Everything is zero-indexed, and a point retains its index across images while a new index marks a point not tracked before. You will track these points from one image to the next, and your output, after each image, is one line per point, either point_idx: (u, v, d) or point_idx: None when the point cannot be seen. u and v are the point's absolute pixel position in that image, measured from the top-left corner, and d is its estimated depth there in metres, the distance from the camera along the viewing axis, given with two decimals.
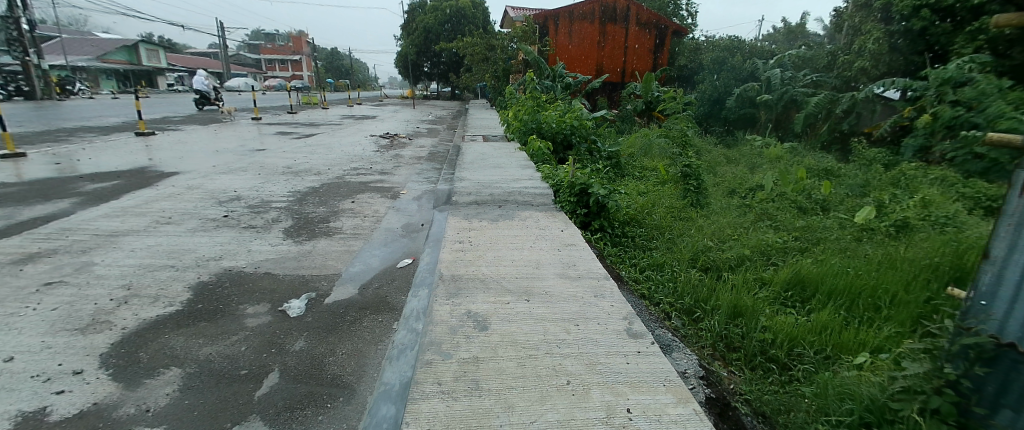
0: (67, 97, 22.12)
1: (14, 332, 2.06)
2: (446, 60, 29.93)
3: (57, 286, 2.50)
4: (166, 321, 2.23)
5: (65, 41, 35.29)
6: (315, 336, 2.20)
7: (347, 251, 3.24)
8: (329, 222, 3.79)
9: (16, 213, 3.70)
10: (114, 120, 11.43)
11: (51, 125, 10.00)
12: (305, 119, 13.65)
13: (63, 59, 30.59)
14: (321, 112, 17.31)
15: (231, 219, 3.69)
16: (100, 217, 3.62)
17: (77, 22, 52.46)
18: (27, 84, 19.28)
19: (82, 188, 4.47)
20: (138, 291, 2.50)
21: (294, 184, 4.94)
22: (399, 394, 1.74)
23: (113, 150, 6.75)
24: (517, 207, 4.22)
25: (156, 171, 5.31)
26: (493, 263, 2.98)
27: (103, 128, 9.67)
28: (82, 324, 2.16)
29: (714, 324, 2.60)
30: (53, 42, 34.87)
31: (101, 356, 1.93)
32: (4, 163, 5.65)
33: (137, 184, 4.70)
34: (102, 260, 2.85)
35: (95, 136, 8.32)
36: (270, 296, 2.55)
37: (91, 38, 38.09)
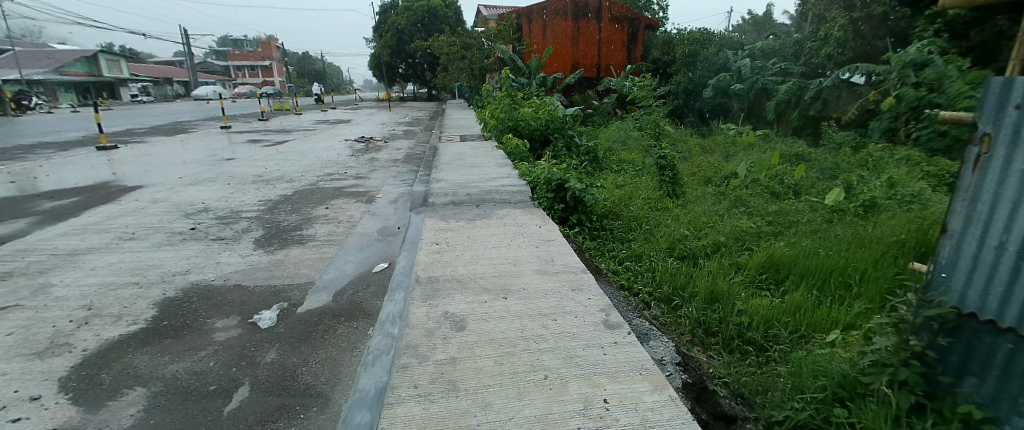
0: (22, 112, 21.15)
1: None
2: (422, 60, 30.11)
3: (12, 310, 2.38)
4: (129, 340, 2.14)
5: (20, 55, 33.75)
6: (287, 347, 2.15)
7: (320, 258, 3.18)
8: (302, 230, 3.71)
9: None
10: (75, 135, 10.97)
11: (4, 143, 9.52)
12: (278, 127, 13.36)
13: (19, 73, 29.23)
14: (295, 118, 16.98)
15: (199, 232, 3.58)
16: (58, 237, 3.46)
17: (30, 34, 50.19)
18: None
19: (38, 207, 4.26)
20: (100, 310, 2.40)
21: (266, 193, 4.82)
22: (374, 400, 1.73)
23: (73, 166, 6.47)
24: (495, 206, 4.21)
25: (120, 186, 5.11)
26: (470, 263, 2.96)
27: (62, 143, 9.26)
28: (39, 347, 2.07)
29: (692, 310, 2.63)
30: (7, 56, 33.28)
31: (59, 380, 1.85)
32: None
33: (98, 200, 4.50)
34: (61, 281, 2.73)
35: (54, 152, 7.97)
36: (239, 308, 2.48)
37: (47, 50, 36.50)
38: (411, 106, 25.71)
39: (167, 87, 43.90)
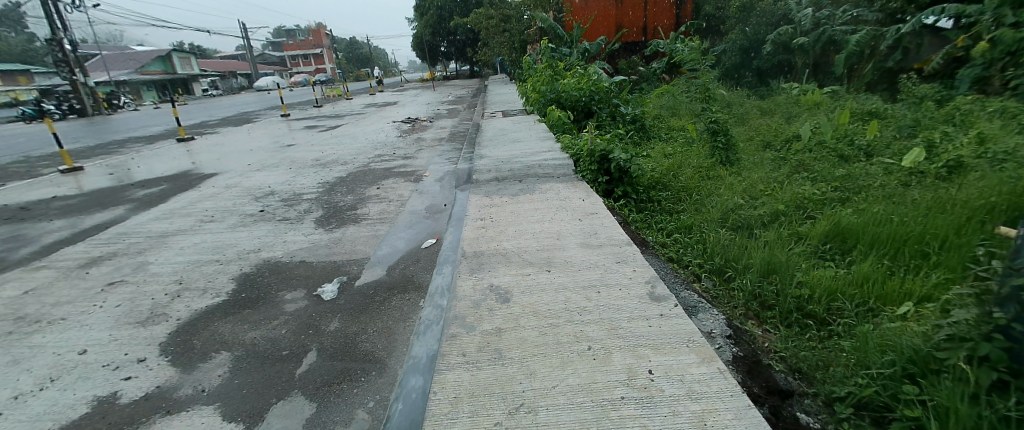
0: (114, 111, 23.71)
1: (87, 327, 2.32)
2: (463, 37, 30.01)
3: (119, 285, 2.77)
4: (215, 311, 2.43)
5: (109, 59, 37.59)
6: (348, 317, 2.33)
7: (374, 235, 3.37)
8: (357, 210, 3.93)
9: (80, 222, 4.06)
10: (159, 130, 12.18)
11: (103, 139, 10.78)
12: (331, 112, 14.00)
13: (109, 75, 32.62)
14: (346, 103, 17.69)
15: (267, 213, 3.91)
16: (152, 221, 3.91)
17: (115, 39, 55.61)
18: (78, 102, 20.75)
19: (134, 195, 4.83)
20: (189, 284, 2.73)
21: (324, 175, 5.13)
22: (426, 366, 1.86)
23: (159, 157, 7.21)
24: (538, 181, 4.20)
25: (198, 174, 5.65)
26: (514, 237, 3.01)
27: (149, 137, 10.34)
28: (142, 317, 2.40)
29: (746, 283, 2.52)
30: (100, 61, 37.24)
31: (160, 345, 2.14)
32: (68, 177, 6.17)
33: (181, 187, 5.02)
34: (156, 259, 3.12)
35: (143, 145, 8.92)
36: (305, 282, 2.71)
37: (130, 53, 40.32)
38: (454, 84, 25.88)
39: (232, 80, 47.21)
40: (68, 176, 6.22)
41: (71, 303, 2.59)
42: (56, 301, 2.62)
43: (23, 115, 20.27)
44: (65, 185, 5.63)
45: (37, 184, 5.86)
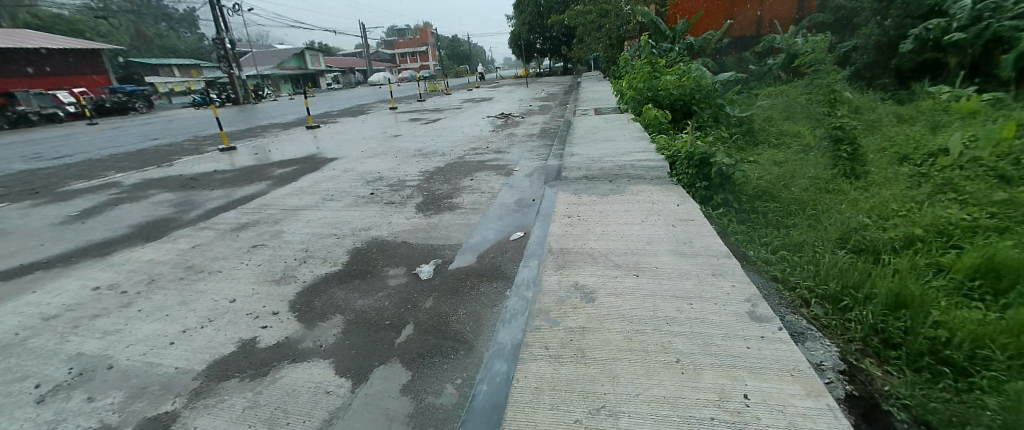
0: (259, 100, 27.97)
1: (238, 280, 2.81)
2: (559, 33, 29.98)
3: (261, 248, 3.29)
4: (332, 278, 2.78)
5: (257, 56, 44.34)
6: (441, 297, 2.52)
7: (466, 223, 3.57)
8: (452, 198, 4.18)
9: (234, 192, 4.90)
10: (292, 118, 14.13)
11: (251, 124, 12.81)
12: (431, 106, 15.00)
13: (256, 70, 38.50)
14: (445, 98, 18.81)
15: (376, 196, 4.34)
16: (285, 196, 4.58)
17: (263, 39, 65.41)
18: (234, 92, 24.87)
19: (273, 173, 5.69)
20: (312, 253, 3.15)
21: (424, 165, 5.54)
22: (510, 353, 1.95)
23: (291, 142, 8.38)
24: (629, 181, 4.08)
25: (321, 158, 6.46)
26: (601, 238, 2.97)
27: (284, 124, 12.04)
28: (277, 277, 2.83)
29: (866, 314, 2.19)
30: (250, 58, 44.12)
31: (290, 302, 2.52)
32: (226, 155, 7.45)
33: (308, 169, 5.78)
34: (288, 229, 3.64)
35: (280, 131, 10.43)
36: (405, 261, 2.97)
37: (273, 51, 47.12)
38: (547, 81, 26.03)
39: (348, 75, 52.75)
40: (226, 154, 7.52)
41: (227, 259, 3.15)
42: (217, 256, 3.21)
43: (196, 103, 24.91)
44: (224, 161, 6.81)
45: (205, 159, 7.17)
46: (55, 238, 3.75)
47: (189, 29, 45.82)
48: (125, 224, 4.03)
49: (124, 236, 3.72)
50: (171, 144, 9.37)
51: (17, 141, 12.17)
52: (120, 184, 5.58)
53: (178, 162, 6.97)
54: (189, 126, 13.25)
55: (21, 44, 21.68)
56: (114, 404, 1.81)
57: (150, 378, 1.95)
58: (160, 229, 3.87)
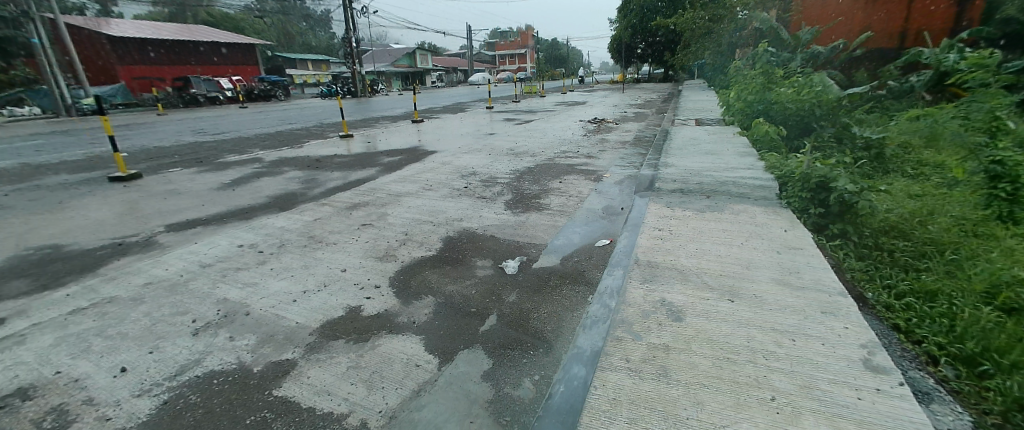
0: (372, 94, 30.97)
1: (349, 253, 3.17)
2: (663, 39, 28.73)
3: (369, 227, 3.67)
4: (426, 261, 3.01)
5: (374, 54, 49.08)
6: (524, 293, 2.60)
7: (553, 225, 3.62)
8: (540, 199, 4.27)
9: (349, 175, 5.51)
10: (399, 111, 15.44)
11: (366, 115, 14.25)
12: (526, 107, 15.36)
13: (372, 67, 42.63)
14: (539, 100, 19.09)
15: (469, 190, 4.58)
16: (390, 182, 5.04)
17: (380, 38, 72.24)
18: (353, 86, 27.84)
19: (381, 161, 6.28)
20: (411, 237, 3.44)
21: (515, 164, 5.71)
22: (589, 359, 1.96)
23: (398, 133, 9.17)
24: (730, 199, 3.81)
25: (423, 150, 6.98)
26: (694, 256, 2.83)
27: (393, 117, 13.21)
28: (381, 254, 3.14)
29: (1012, 384, 1.75)
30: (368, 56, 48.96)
31: (390, 278, 2.79)
32: (344, 141, 8.40)
33: (411, 159, 6.29)
34: (391, 213, 4.01)
35: (389, 123, 11.46)
36: (493, 254, 3.12)
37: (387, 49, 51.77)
38: (645, 88, 25.14)
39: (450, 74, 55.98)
40: (344, 140, 8.48)
41: (342, 233, 3.56)
42: (333, 230, 3.65)
43: (322, 93, 28.38)
44: (342, 147, 7.68)
45: (328, 143, 8.16)
46: (215, 200, 4.56)
47: (322, 28, 52.29)
48: (264, 194, 4.76)
49: (264, 204, 4.40)
50: (301, 128, 10.82)
51: (193, 118, 14.99)
52: (262, 160, 6.59)
53: (306, 144, 8.02)
54: (317, 114, 15.18)
55: (199, 38, 26.57)
56: (250, 345, 2.16)
57: (276, 328, 2.29)
58: (290, 201, 4.50)
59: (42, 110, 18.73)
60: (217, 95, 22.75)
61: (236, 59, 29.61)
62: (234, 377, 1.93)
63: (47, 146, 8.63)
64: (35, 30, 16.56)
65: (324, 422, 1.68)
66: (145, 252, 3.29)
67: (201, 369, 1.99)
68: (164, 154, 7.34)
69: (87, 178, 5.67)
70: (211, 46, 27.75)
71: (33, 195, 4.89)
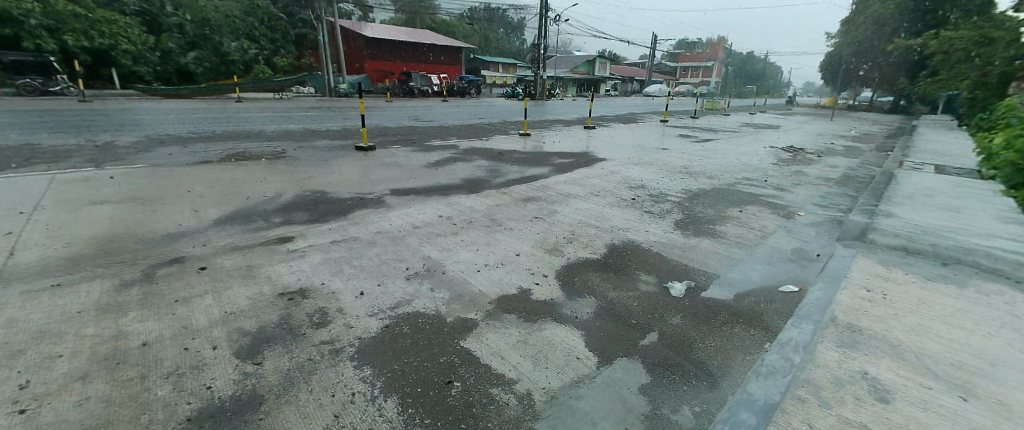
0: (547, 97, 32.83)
1: (523, 240, 3.54)
2: (903, 59, 23.12)
3: (540, 221, 4.01)
4: (591, 263, 3.15)
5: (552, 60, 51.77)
6: (689, 320, 2.51)
7: (727, 256, 3.36)
8: (714, 225, 4.00)
9: (525, 170, 6.07)
10: (572, 117, 16.07)
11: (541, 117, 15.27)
12: (703, 125, 14.30)
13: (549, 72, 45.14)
14: (720, 118, 17.53)
15: (637, 202, 4.58)
16: (561, 183, 5.37)
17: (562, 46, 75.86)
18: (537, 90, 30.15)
19: (554, 161, 6.72)
20: (578, 237, 3.64)
21: (688, 183, 5.45)
22: (761, 409, 1.80)
23: (570, 137, 9.61)
24: (984, 273, 2.95)
25: (593, 156, 7.20)
26: (917, 331, 2.30)
27: (566, 121, 13.84)
28: (550, 247, 3.42)
29: None
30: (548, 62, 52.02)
31: (557, 271, 3.02)
32: (522, 138, 9.21)
33: (581, 163, 6.57)
34: (561, 211, 4.30)
35: (562, 127, 12.06)
36: (658, 271, 3.07)
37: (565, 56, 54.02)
38: (864, 118, 20.67)
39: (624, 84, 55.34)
40: (522, 137, 9.28)
41: (517, 221, 3.98)
42: (511, 217, 4.10)
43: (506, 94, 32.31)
44: (520, 143, 8.44)
45: (508, 139, 9.06)
46: (421, 175, 5.57)
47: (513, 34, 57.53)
48: (457, 176, 5.60)
49: (457, 184, 5.18)
50: (487, 123, 12.21)
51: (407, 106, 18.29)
52: (456, 147, 7.73)
53: (491, 137, 9.06)
54: (501, 112, 16.87)
55: (419, 40, 32.11)
56: (444, 299, 2.63)
57: (463, 291, 2.73)
58: (477, 185, 5.19)
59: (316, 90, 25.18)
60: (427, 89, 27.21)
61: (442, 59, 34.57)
62: (431, 322, 2.39)
63: (319, 118, 11.72)
64: (325, 29, 22.54)
65: (496, 381, 1.96)
66: (376, 207, 4.25)
67: (410, 308, 2.52)
68: (389, 133, 9.21)
69: (341, 144, 7.53)
70: (426, 46, 32.98)
71: (311, 152, 6.74)
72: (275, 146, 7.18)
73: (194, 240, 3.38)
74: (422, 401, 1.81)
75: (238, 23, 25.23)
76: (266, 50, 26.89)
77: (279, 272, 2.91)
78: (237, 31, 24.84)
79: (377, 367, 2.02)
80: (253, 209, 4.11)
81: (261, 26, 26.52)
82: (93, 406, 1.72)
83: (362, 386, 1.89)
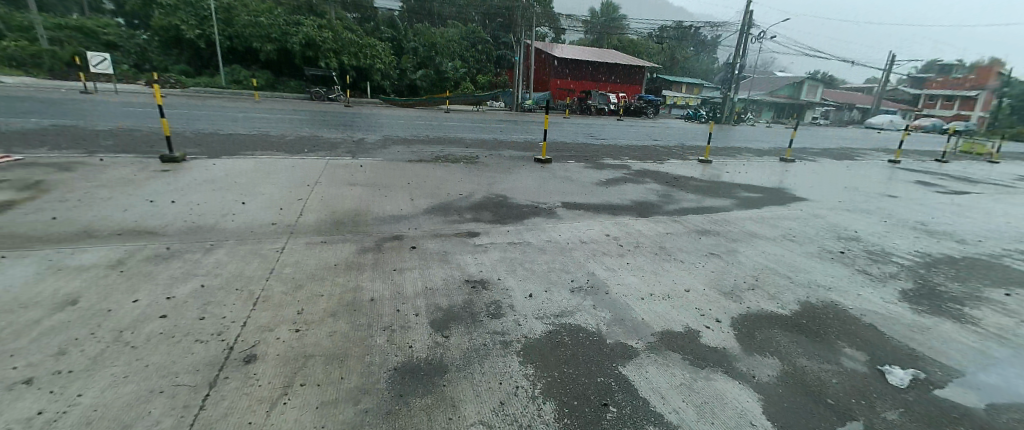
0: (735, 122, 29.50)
1: (693, 276, 3.34)
2: None
3: (717, 258, 3.70)
4: (776, 319, 2.75)
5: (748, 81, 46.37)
6: (914, 420, 1.94)
7: (986, 350, 2.49)
8: (967, 305, 3.03)
9: (703, 200, 5.67)
10: (765, 146, 14.17)
11: (726, 143, 13.89)
12: (964, 171, 10.80)
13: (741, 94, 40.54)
14: (997, 166, 12.93)
15: (846, 257, 3.82)
16: (745, 220, 4.84)
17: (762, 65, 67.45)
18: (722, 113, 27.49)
19: (738, 194, 6.10)
20: (762, 285, 3.23)
21: (928, 244, 4.26)
22: None
23: (760, 169, 8.52)
24: None
25: (789, 194, 6.26)
26: None
27: (756, 151, 12.27)
28: (725, 290, 3.12)
29: None
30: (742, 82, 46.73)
31: (732, 319, 2.74)
32: (701, 165, 8.59)
33: (772, 201, 5.80)
34: (743, 252, 3.88)
35: (751, 156, 10.76)
36: (872, 349, 2.47)
37: (763, 77, 47.73)
38: None
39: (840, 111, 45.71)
40: (701, 164, 8.65)
41: (690, 254, 3.78)
42: (682, 248, 3.91)
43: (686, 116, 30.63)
44: (698, 170, 7.90)
45: (686, 164, 8.58)
46: (592, 192, 5.75)
47: (704, 53, 53.63)
48: (628, 197, 5.60)
49: (628, 206, 5.19)
50: (663, 146, 11.77)
51: (583, 123, 18.95)
52: (629, 167, 7.71)
53: (666, 161, 8.72)
54: (679, 135, 16.04)
55: (602, 61, 32.96)
56: (606, 319, 2.67)
57: (626, 316, 2.72)
58: (647, 209, 5.10)
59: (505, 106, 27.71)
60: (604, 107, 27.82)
61: (623, 78, 34.64)
62: (592, 339, 2.45)
63: (508, 130, 13.18)
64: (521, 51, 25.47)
65: (653, 418, 1.89)
66: (549, 217, 4.58)
67: (573, 321, 2.64)
68: (564, 148, 9.75)
69: (523, 155, 8.30)
70: (608, 66, 33.57)
71: (498, 160, 7.64)
72: (471, 152, 8.37)
73: (408, 223, 4.23)
74: (577, 414, 1.88)
75: (454, 47, 29.37)
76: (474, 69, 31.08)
77: (467, 261, 3.42)
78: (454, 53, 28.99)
79: (539, 368, 2.18)
80: (451, 204, 4.90)
81: (471, 49, 30.74)
82: (338, 338, 2.33)
83: (525, 383, 2.06)
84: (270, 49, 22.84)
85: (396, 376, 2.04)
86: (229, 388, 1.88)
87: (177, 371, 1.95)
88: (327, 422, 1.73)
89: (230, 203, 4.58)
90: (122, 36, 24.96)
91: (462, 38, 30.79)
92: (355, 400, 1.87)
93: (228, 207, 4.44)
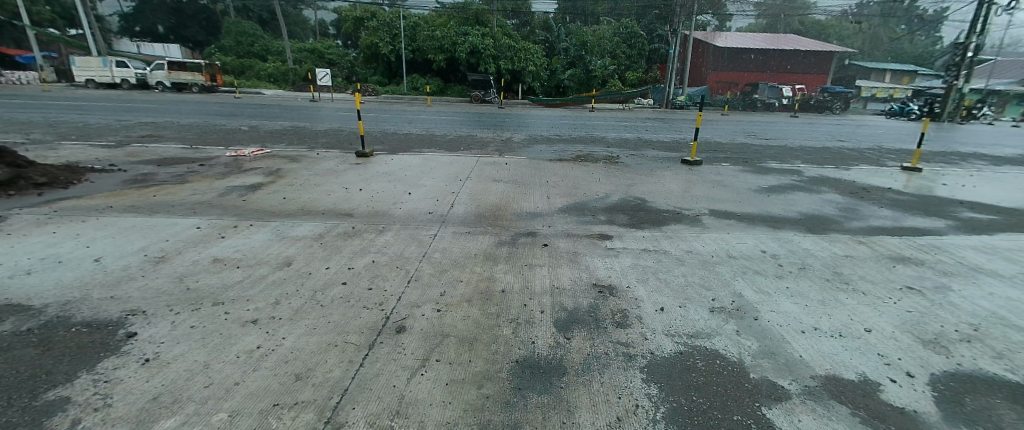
0: (968, 120, 22.22)
1: (879, 313, 2.67)
2: None
3: (916, 294, 2.88)
4: (1007, 385, 1.99)
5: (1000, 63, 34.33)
6: None
7: None
8: None
9: (903, 218, 4.47)
10: (1017, 152, 10.36)
11: (950, 147, 10.60)
12: None
13: (985, 82, 30.25)
14: None
15: None
16: (968, 248, 3.66)
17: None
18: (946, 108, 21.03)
19: (960, 214, 4.62)
20: (987, 336, 2.39)
21: None
22: None
23: (1002, 182, 6.29)
24: None
25: None
26: None
27: (1000, 158, 9.07)
28: (925, 337, 2.40)
29: None
30: (989, 64, 34.80)
31: (930, 375, 2.09)
32: (904, 173, 6.77)
33: (1019, 226, 4.24)
34: (959, 289, 2.94)
35: (990, 165, 8.01)
36: None
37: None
38: None
39: None
40: (905, 172, 6.81)
41: (876, 285, 3.03)
42: (866, 276, 3.16)
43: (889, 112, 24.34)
44: (898, 179, 6.23)
45: (880, 171, 6.85)
46: (747, 200, 5.04)
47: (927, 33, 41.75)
48: (795, 208, 4.75)
49: (794, 219, 4.40)
50: (850, 148, 9.61)
51: (744, 121, 16.71)
52: (799, 172, 6.53)
53: (853, 167, 7.10)
54: (877, 135, 12.86)
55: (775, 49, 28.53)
56: (750, 349, 2.32)
57: (779, 350, 2.32)
58: (820, 224, 4.25)
59: (655, 102, 26.00)
60: (774, 102, 24.06)
61: (802, 65, 29.39)
62: (730, 370, 2.16)
63: (654, 129, 12.44)
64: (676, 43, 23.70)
65: None
66: (692, 225, 4.19)
67: (708, 344, 2.37)
68: (719, 149, 8.75)
69: (669, 156, 7.74)
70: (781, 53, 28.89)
71: (639, 160, 7.29)
72: (612, 151, 8.17)
73: (543, 220, 4.36)
74: None
75: (605, 44, 28.85)
76: (624, 67, 29.94)
77: (596, 264, 3.38)
78: (604, 50, 28.46)
79: (665, 390, 2.02)
80: (586, 204, 4.88)
81: (623, 45, 29.81)
82: (470, 323, 2.56)
83: (646, 403, 1.93)
84: (440, 59, 26.08)
85: (516, 369, 2.14)
86: (381, 352, 2.24)
87: (347, 330, 2.42)
88: (453, 399, 1.91)
89: (400, 192, 5.41)
90: (339, 55, 31.57)
91: (614, 34, 29.98)
92: (478, 384, 2.03)
93: (398, 196, 5.26)
